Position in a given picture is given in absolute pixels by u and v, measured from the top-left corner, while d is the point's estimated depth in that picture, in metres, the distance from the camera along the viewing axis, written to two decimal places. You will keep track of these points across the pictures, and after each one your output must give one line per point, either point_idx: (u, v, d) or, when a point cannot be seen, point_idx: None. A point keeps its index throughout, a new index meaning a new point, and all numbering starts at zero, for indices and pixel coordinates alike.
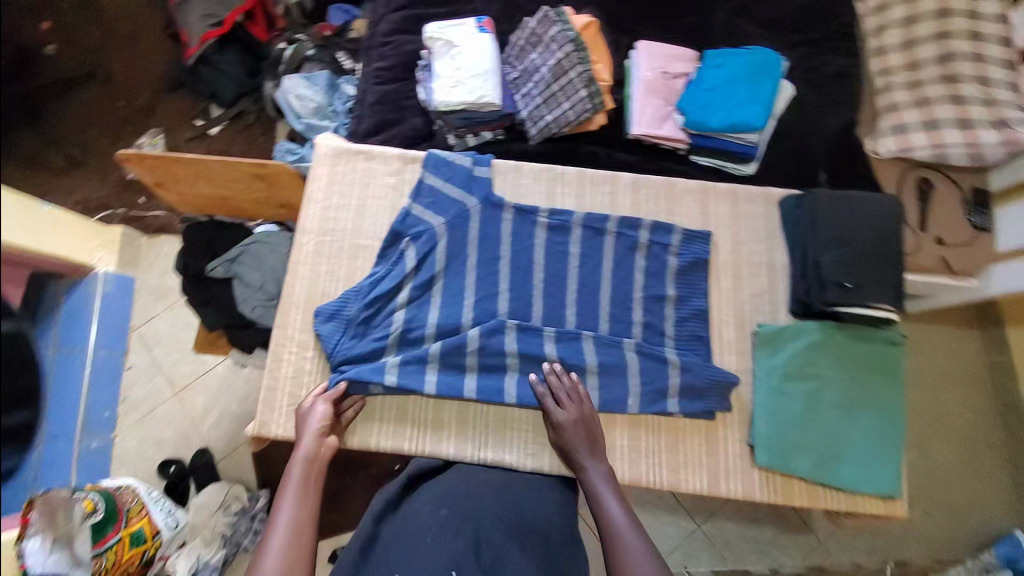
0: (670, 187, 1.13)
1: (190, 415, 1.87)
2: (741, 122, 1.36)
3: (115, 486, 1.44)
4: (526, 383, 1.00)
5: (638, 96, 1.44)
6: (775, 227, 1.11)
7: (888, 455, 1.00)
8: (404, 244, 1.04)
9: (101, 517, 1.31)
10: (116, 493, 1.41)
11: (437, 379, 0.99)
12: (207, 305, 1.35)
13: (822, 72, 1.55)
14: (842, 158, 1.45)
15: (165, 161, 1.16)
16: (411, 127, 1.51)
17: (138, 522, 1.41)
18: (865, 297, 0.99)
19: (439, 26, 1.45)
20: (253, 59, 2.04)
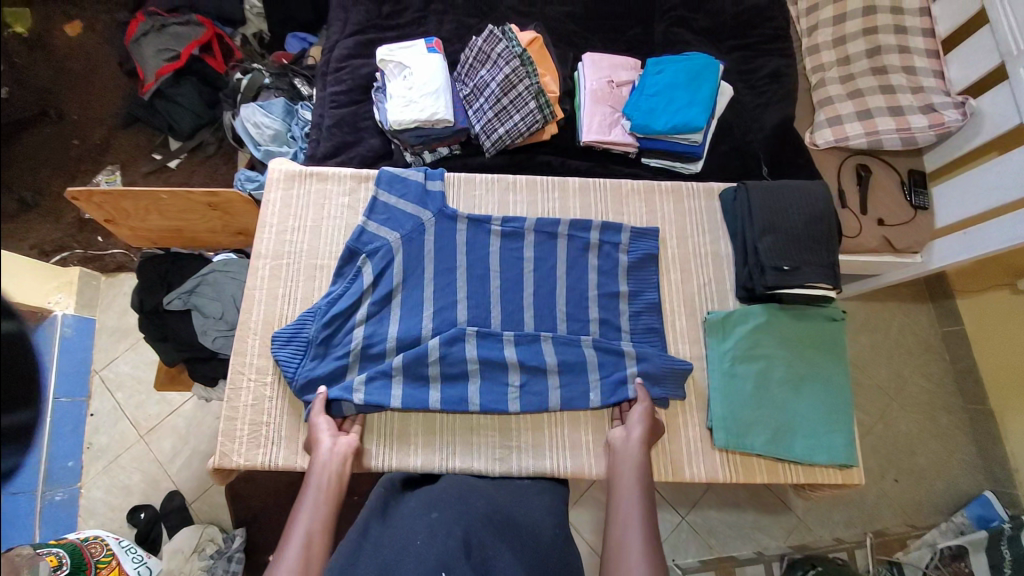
0: (617, 188, 1.18)
1: (157, 459, 1.81)
2: (684, 123, 1.42)
3: (83, 538, 1.44)
4: (489, 388, 1.02)
5: (586, 105, 1.49)
6: (718, 219, 1.16)
7: (837, 427, 1.02)
8: (361, 261, 1.05)
9: (65, 573, 1.31)
10: (84, 545, 1.41)
11: (403, 392, 0.99)
12: (164, 340, 1.32)
13: (759, 73, 1.64)
14: (782, 152, 1.52)
15: (114, 196, 1.15)
16: (369, 148, 1.53)
17: (108, 574, 1.39)
18: (803, 278, 1.03)
19: (390, 49, 1.49)
20: (211, 91, 2.04)
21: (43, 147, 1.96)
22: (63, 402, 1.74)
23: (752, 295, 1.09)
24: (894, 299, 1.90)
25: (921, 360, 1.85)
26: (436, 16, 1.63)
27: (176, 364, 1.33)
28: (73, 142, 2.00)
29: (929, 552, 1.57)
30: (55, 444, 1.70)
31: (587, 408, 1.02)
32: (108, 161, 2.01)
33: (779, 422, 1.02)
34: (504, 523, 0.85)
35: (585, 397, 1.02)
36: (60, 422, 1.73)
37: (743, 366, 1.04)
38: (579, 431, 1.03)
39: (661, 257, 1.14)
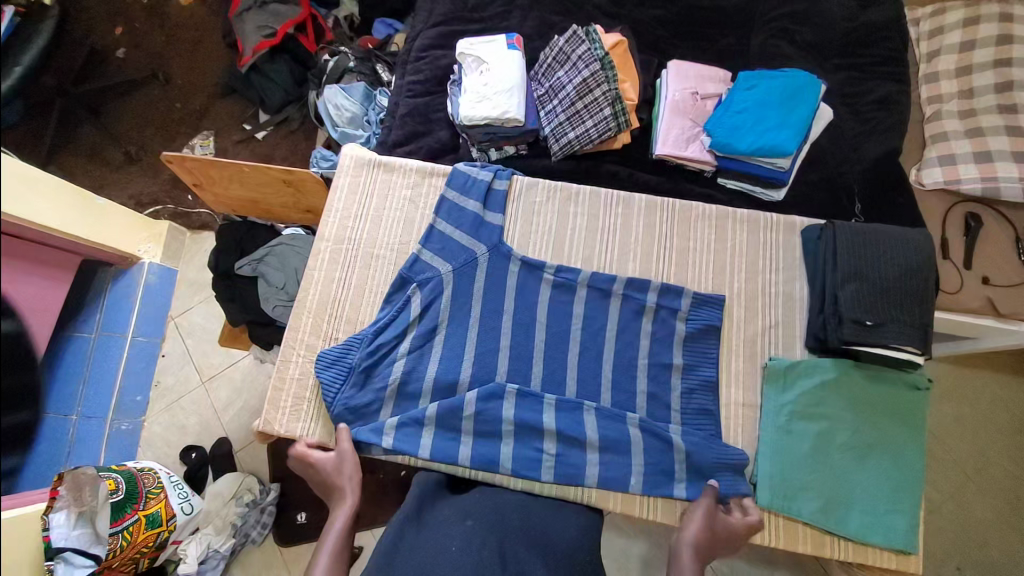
0: (687, 211, 1.10)
1: (212, 406, 1.95)
2: (772, 146, 1.31)
3: (138, 466, 1.47)
4: (522, 449, 0.98)
5: (664, 116, 1.41)
6: (795, 257, 1.06)
7: (903, 507, 0.92)
8: (411, 291, 1.05)
9: (121, 497, 1.35)
10: (139, 473, 1.44)
11: (432, 443, 0.99)
12: (232, 301, 1.40)
13: (864, 98, 1.48)
14: (878, 189, 1.38)
15: (203, 164, 1.22)
16: (437, 139, 1.55)
17: (156, 504, 1.43)
18: (886, 337, 0.93)
19: (471, 43, 1.48)
20: (301, 69, 2.17)
21: (150, 109, 2.14)
22: (141, 340, 1.90)
23: (824, 346, 0.99)
24: (988, 367, 1.68)
25: (1012, 442, 1.63)
26: (521, 12, 1.61)
27: (240, 324, 1.41)
28: (176, 105, 2.17)
29: None
30: (129, 377, 1.85)
31: (626, 492, 0.96)
32: (206, 126, 2.19)
33: (834, 491, 0.93)
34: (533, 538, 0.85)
35: (624, 480, 0.96)
36: (136, 358, 1.88)
37: (801, 424, 0.96)
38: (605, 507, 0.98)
39: (725, 290, 1.06)
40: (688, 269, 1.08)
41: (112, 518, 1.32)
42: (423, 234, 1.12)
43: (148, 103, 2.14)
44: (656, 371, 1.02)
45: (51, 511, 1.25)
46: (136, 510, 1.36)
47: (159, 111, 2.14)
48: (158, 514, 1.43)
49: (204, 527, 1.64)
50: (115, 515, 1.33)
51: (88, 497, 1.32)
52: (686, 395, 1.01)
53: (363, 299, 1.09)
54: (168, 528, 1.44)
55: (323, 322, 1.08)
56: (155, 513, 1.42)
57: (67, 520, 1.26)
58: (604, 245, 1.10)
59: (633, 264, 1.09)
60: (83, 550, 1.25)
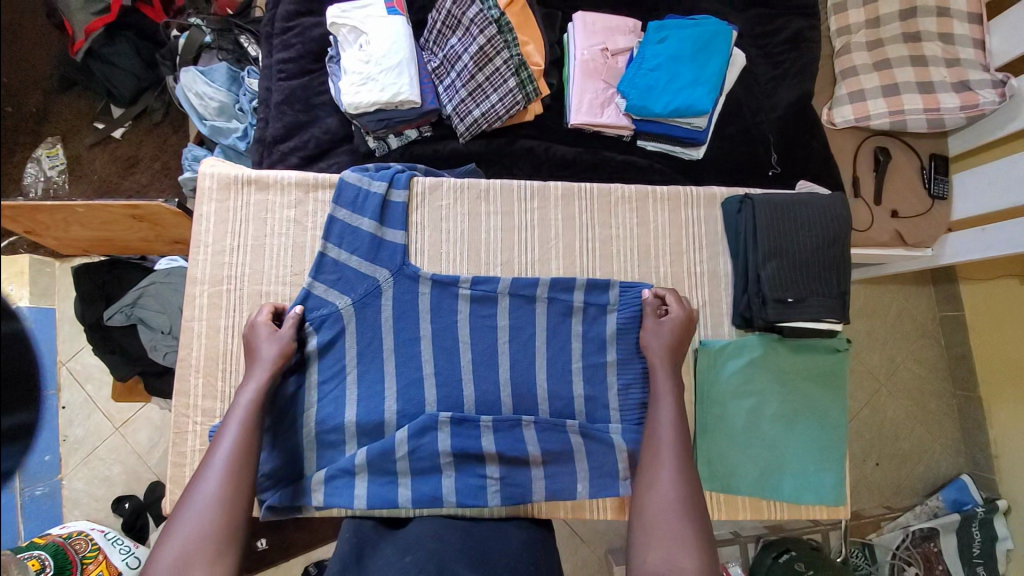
0: (606, 195, 1.02)
1: (137, 452, 1.76)
2: (688, 106, 1.23)
3: (67, 534, 1.43)
4: (466, 480, 0.92)
5: (575, 79, 1.29)
6: (718, 233, 1.02)
7: (828, 463, 0.97)
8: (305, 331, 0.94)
9: (52, 573, 1.32)
10: (68, 543, 1.40)
11: (367, 490, 0.91)
12: (113, 355, 1.20)
13: (775, 37, 1.42)
14: (793, 136, 1.36)
15: (24, 210, 0.99)
16: (326, 129, 1.35)
17: (96, 568, 1.39)
18: (807, 311, 0.94)
19: (342, 9, 1.25)
20: (150, 46, 1.82)
21: None
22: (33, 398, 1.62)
23: (750, 324, 0.99)
24: (896, 283, 1.79)
25: (917, 349, 1.78)
26: None
27: (130, 377, 1.22)
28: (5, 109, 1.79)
29: (901, 534, 1.60)
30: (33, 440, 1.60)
31: (574, 498, 0.95)
32: (49, 132, 1.86)
33: (768, 461, 0.96)
34: (488, 560, 0.81)
35: (572, 487, 0.94)
36: None
37: (735, 404, 0.96)
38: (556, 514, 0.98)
39: (652, 276, 1.01)
40: (613, 260, 1.01)
41: None
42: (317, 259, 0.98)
43: None
44: (592, 371, 0.98)
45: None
46: None
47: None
48: None
49: None
50: None
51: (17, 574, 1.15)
52: (624, 390, 0.98)
53: None
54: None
55: (216, 380, 0.94)
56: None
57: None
58: (522, 245, 1.01)
59: (556, 262, 1.01)
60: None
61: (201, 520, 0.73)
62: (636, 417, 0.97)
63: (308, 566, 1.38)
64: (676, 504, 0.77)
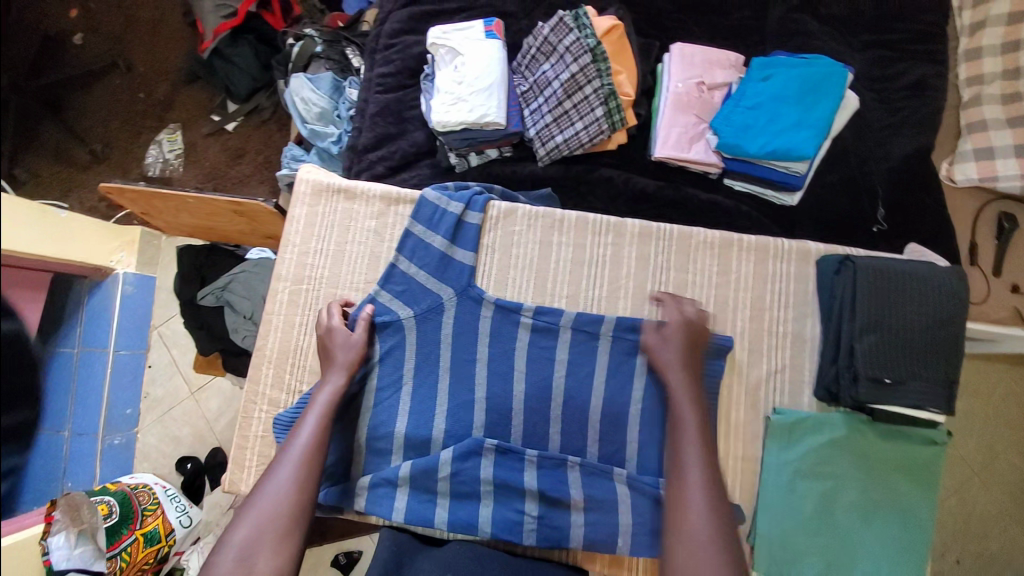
0: (686, 239, 0.97)
1: (205, 417, 1.92)
2: (787, 150, 1.15)
3: (133, 486, 1.52)
4: (504, 513, 0.90)
5: (665, 112, 1.25)
6: (807, 293, 0.94)
7: (908, 569, 0.86)
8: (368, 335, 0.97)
9: (117, 519, 1.41)
10: (133, 492, 1.50)
11: (406, 504, 0.91)
12: (200, 331, 1.32)
13: (894, 82, 1.30)
14: (902, 192, 1.23)
15: (144, 196, 1.11)
16: (413, 142, 1.40)
17: (153, 522, 1.50)
18: (904, 395, 0.85)
19: (443, 31, 1.30)
20: (267, 50, 2.03)
21: (113, 101, 2.08)
22: (124, 354, 1.84)
23: (835, 400, 0.90)
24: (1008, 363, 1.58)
25: None
26: None
27: (211, 352, 1.33)
28: (140, 96, 2.10)
29: None
30: (117, 393, 1.80)
31: (613, 552, 0.89)
32: (172, 119, 2.11)
33: (839, 553, 0.86)
34: None
35: (612, 540, 0.89)
36: (121, 373, 1.82)
37: (808, 484, 0.87)
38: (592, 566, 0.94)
39: (728, 329, 0.94)
40: None
41: (110, 540, 1.39)
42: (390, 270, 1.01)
43: (110, 94, 2.09)
44: (651, 423, 0.91)
45: (47, 537, 1.25)
46: (132, 531, 1.43)
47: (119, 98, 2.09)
48: (156, 531, 1.51)
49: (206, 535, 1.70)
50: (112, 537, 1.40)
51: (88, 515, 1.34)
52: None
53: None
54: (168, 542, 1.54)
55: (285, 372, 1.00)
56: (154, 529, 1.51)
57: (66, 541, 1.29)
58: (591, 280, 0.98)
59: (624, 302, 0.96)
60: (86, 568, 1.32)
61: (275, 504, 0.76)
62: None
63: (338, 554, 1.40)
64: (707, 535, 0.70)
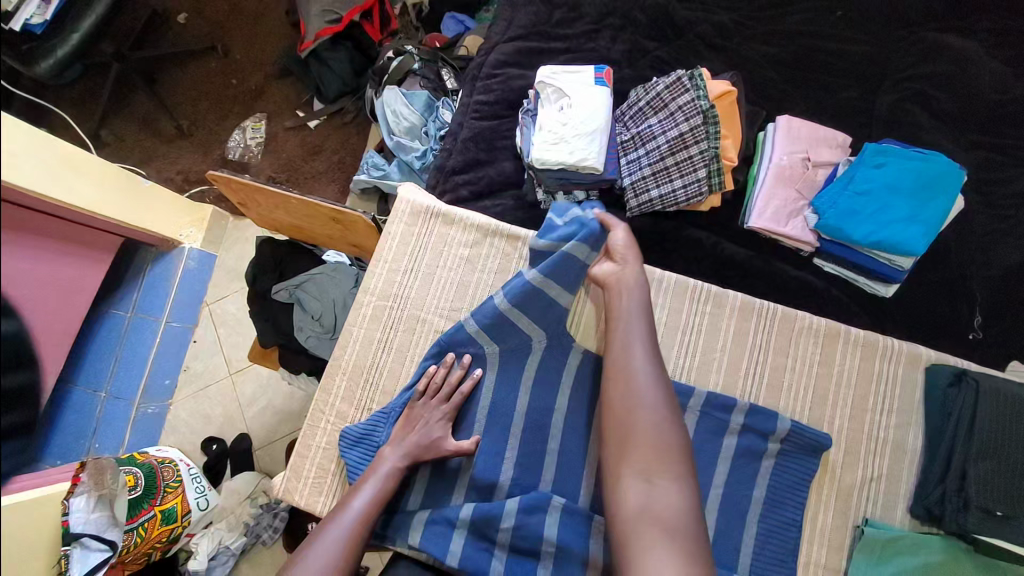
0: (789, 321, 0.93)
1: (237, 401, 1.89)
2: (893, 243, 1.12)
3: (160, 458, 1.48)
4: None
5: (766, 182, 1.22)
6: (914, 401, 0.89)
7: None
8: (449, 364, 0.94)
9: (140, 492, 1.36)
10: (159, 466, 1.45)
11: (462, 549, 0.88)
12: (264, 324, 1.32)
13: (1006, 187, 1.26)
14: (1004, 303, 1.18)
15: (248, 189, 1.13)
16: (501, 171, 1.41)
17: (172, 500, 1.44)
18: (1015, 531, 0.79)
19: (552, 71, 1.32)
20: (362, 58, 2.10)
21: (205, 81, 2.17)
22: (175, 326, 1.86)
23: (934, 521, 0.84)
24: None
25: None
26: (610, 33, 1.46)
27: (270, 346, 1.33)
28: (232, 81, 2.19)
29: None
30: (160, 362, 1.82)
31: None
32: (259, 108, 2.18)
33: None
34: None
35: None
36: (168, 344, 1.84)
37: None
38: None
39: (824, 425, 0.89)
40: (782, 395, 0.90)
41: (129, 514, 1.33)
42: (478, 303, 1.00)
43: (204, 75, 2.17)
44: (732, 513, 0.85)
45: (71, 496, 1.28)
46: (152, 507, 1.37)
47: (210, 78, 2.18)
48: (174, 510, 1.44)
49: (217, 521, 1.60)
50: (132, 511, 1.33)
51: (109, 482, 1.32)
52: (762, 537, 0.84)
53: (404, 366, 1.00)
54: (183, 523, 1.47)
55: (357, 388, 0.99)
56: (172, 507, 1.43)
57: (86, 503, 1.30)
58: (684, 347, 0.95)
59: (716, 377, 0.92)
60: (99, 535, 1.27)
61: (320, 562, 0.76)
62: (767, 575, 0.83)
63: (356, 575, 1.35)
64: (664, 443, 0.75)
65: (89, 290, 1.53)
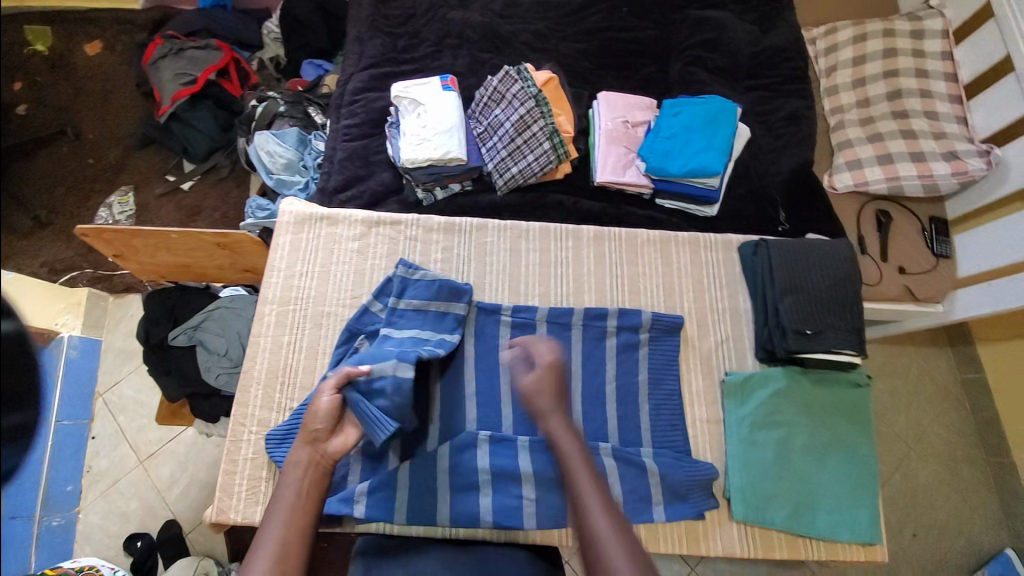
0: (632, 238, 1.15)
1: (156, 488, 1.70)
2: (702, 169, 1.40)
3: (77, 569, 1.35)
4: (502, 501, 0.94)
5: (600, 144, 1.47)
6: (736, 273, 1.13)
7: (860, 499, 0.98)
8: (359, 342, 1.03)
9: None
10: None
11: (407, 504, 0.93)
12: (168, 376, 1.28)
13: (775, 115, 1.63)
14: (798, 198, 1.51)
15: (123, 235, 1.14)
16: (380, 182, 1.52)
17: None
18: (824, 344, 1.02)
19: (405, 86, 1.49)
20: (225, 113, 2.11)
21: (60, 166, 2.06)
22: (65, 424, 1.67)
23: (773, 357, 1.06)
24: (915, 344, 1.86)
25: (943, 409, 1.81)
26: (451, 51, 1.67)
27: (178, 399, 1.29)
28: (89, 160, 2.10)
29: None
30: (56, 467, 1.62)
31: None
32: (123, 181, 2.10)
33: (799, 493, 0.97)
34: None
35: None
36: (61, 445, 1.66)
37: (764, 434, 0.99)
38: None
39: (678, 309, 1.10)
40: (641, 295, 1.11)
41: None
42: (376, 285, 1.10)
43: (57, 159, 2.07)
44: (626, 392, 1.02)
45: None
46: None
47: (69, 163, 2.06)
48: None
49: None
50: None
51: None
52: (655, 411, 1.01)
53: (317, 359, 1.05)
54: None
55: (275, 391, 1.02)
56: None
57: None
58: (559, 279, 1.12)
59: (589, 295, 1.11)
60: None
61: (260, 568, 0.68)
62: (668, 438, 1.00)
63: None
64: None
65: None
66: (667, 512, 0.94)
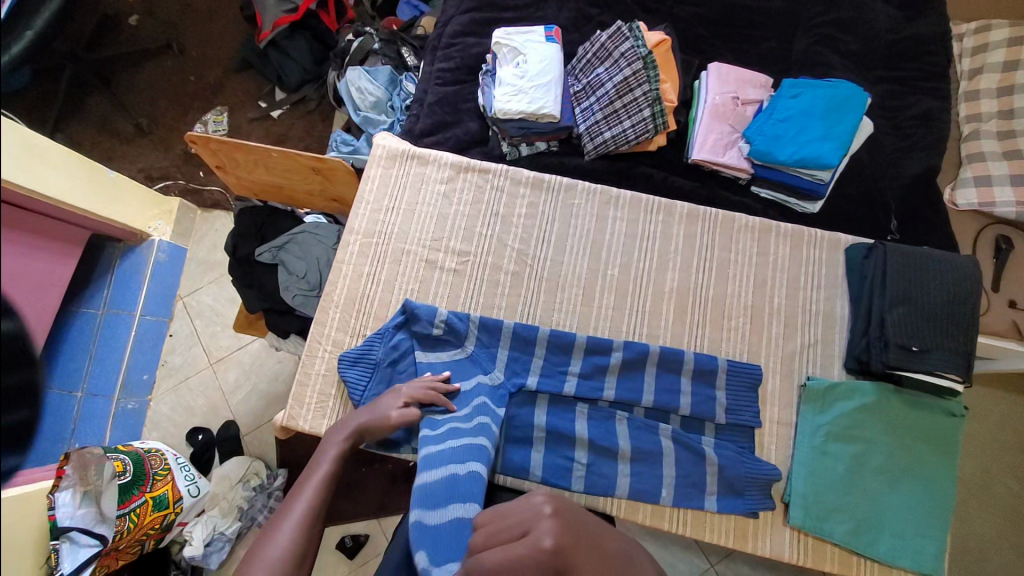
0: (728, 221, 1.09)
1: (222, 389, 1.78)
2: (814, 159, 1.28)
3: (145, 447, 1.35)
4: (554, 460, 0.95)
5: (703, 120, 1.38)
6: (838, 276, 1.06)
7: (931, 531, 0.92)
8: (438, 320, 1.01)
9: (129, 479, 1.24)
10: (145, 454, 1.32)
11: None
12: (250, 289, 1.33)
13: (905, 113, 1.46)
14: (912, 207, 1.37)
15: (229, 147, 1.19)
16: (467, 130, 1.48)
17: (162, 486, 1.31)
18: (927, 364, 0.94)
19: (506, 33, 1.44)
20: (320, 46, 2.13)
21: (162, 79, 2.13)
22: (148, 319, 1.75)
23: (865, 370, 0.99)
24: (1002, 388, 1.70)
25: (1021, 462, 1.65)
26: (558, 2, 1.58)
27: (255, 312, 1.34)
28: (191, 77, 2.16)
29: None
30: (137, 356, 1.72)
31: (656, 503, 0.94)
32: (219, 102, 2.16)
33: (865, 511, 0.92)
34: None
35: (656, 491, 0.94)
36: (143, 337, 1.73)
37: (838, 445, 0.94)
38: (634, 519, 0.94)
39: (766, 303, 1.04)
40: (728, 282, 1.06)
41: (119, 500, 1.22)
42: (458, 231, 1.10)
43: (160, 72, 2.14)
44: (702, 374, 0.99)
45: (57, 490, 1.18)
46: (142, 493, 1.25)
47: (168, 76, 2.14)
48: (165, 496, 1.30)
49: (210, 509, 1.50)
50: (122, 497, 1.22)
51: (94, 476, 1.23)
52: (732, 409, 0.97)
53: (393, 295, 1.07)
54: (176, 511, 1.33)
55: (351, 317, 1.06)
56: (163, 495, 1.30)
57: (73, 499, 1.20)
58: (642, 253, 1.09)
59: (672, 274, 1.07)
60: (89, 530, 1.18)
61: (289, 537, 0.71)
62: (731, 433, 0.98)
63: (344, 537, 1.41)
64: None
65: (61, 284, 1.48)
66: (718, 502, 0.93)
